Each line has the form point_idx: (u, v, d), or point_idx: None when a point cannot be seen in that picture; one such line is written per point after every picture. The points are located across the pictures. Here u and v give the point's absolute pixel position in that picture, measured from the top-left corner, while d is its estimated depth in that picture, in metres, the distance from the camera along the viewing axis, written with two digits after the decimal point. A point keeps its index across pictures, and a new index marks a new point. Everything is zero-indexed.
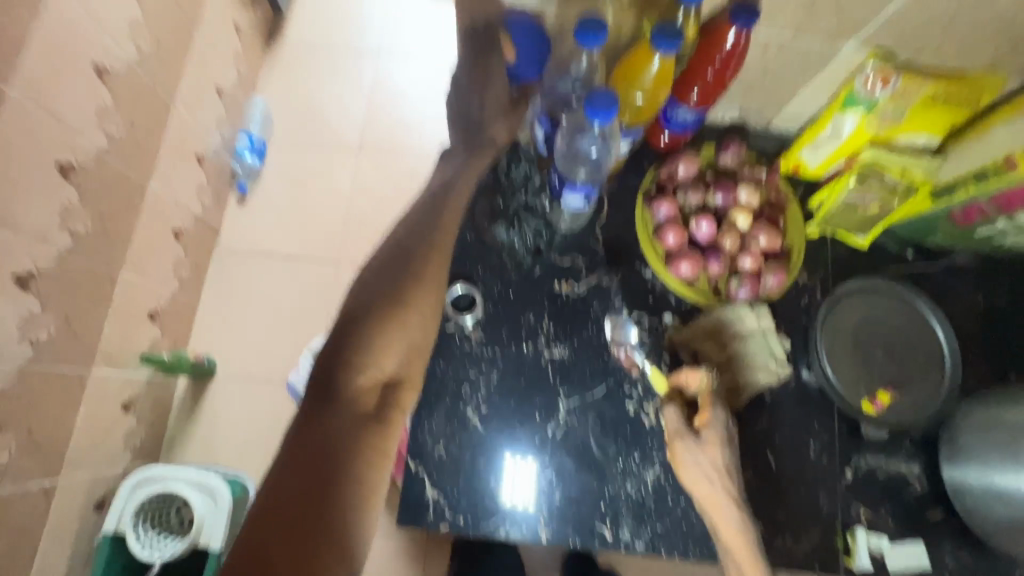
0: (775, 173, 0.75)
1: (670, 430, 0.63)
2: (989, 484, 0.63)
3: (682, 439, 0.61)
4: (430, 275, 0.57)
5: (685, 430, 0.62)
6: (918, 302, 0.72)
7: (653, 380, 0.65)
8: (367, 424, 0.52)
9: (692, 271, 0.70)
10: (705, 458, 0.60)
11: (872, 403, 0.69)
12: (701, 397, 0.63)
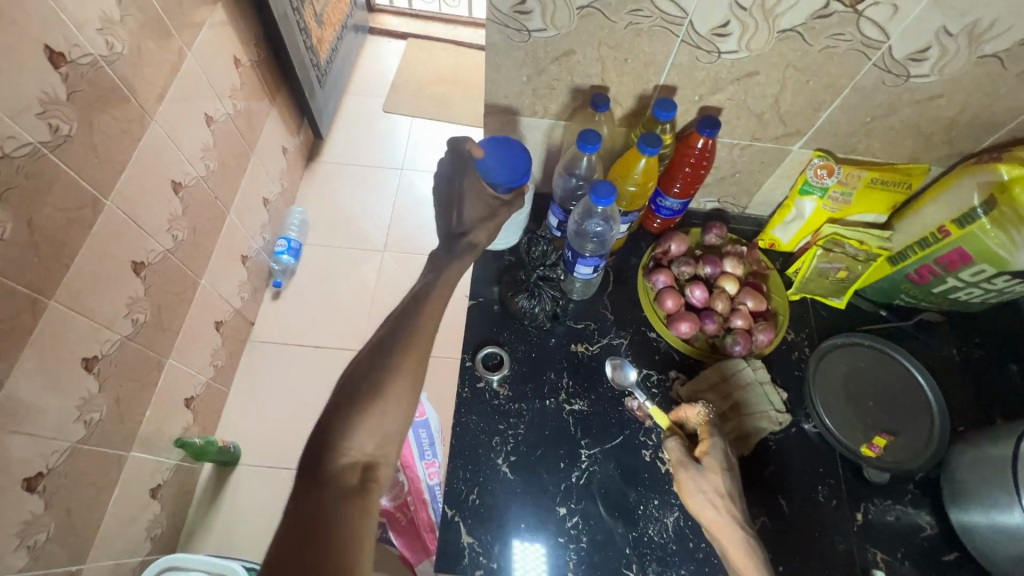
0: (754, 248, 0.88)
1: (674, 461, 0.69)
2: (994, 523, 0.66)
3: (686, 468, 0.68)
4: (412, 358, 0.56)
5: (688, 460, 0.68)
6: (896, 353, 0.81)
7: (655, 416, 0.71)
8: (353, 504, 0.48)
9: (691, 330, 0.80)
10: (708, 484, 0.67)
11: (870, 447, 0.74)
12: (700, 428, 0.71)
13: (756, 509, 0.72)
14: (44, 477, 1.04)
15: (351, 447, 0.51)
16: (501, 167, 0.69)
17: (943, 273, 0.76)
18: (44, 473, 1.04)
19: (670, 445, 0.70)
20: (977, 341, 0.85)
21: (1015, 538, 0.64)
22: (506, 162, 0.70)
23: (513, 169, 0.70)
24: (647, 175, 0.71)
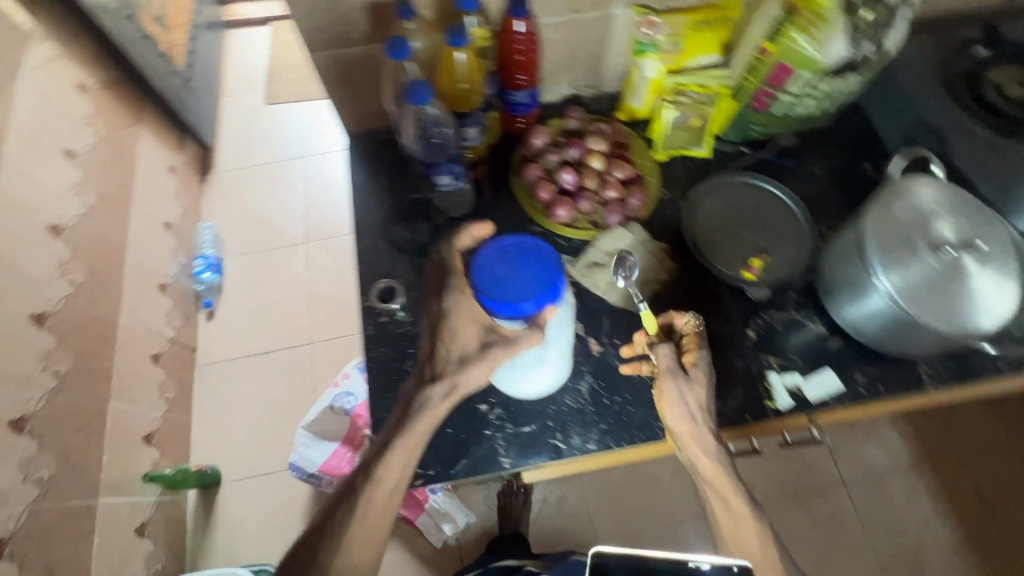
0: (614, 122, 0.91)
1: (663, 367, 0.68)
2: (859, 309, 0.74)
3: (673, 377, 0.68)
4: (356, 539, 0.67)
5: (676, 370, 0.68)
6: (757, 183, 0.87)
7: (645, 320, 0.71)
8: None
9: (568, 213, 0.83)
10: (691, 396, 0.68)
11: (748, 270, 0.80)
12: (689, 336, 0.71)
13: None
14: (8, 542, 1.03)
15: None
16: (510, 284, 0.62)
17: (775, 93, 0.81)
18: (7, 538, 1.03)
19: (659, 352, 0.69)
20: (832, 151, 0.91)
21: (878, 315, 0.71)
22: (521, 277, 0.62)
23: (523, 293, 0.62)
24: (462, 73, 0.76)
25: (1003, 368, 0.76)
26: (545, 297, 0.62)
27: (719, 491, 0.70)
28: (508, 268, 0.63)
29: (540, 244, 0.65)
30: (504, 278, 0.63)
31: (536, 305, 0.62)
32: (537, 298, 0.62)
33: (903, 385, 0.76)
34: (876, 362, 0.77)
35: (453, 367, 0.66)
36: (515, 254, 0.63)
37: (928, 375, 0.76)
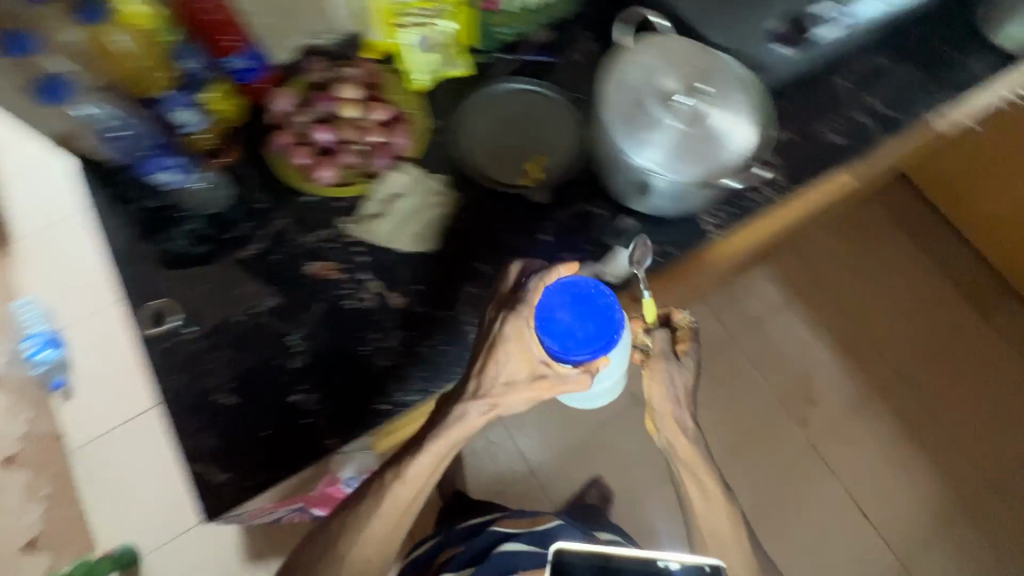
0: (360, 63, 0.85)
1: (658, 350, 0.76)
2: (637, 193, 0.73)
3: (665, 358, 0.76)
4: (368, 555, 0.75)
5: (669, 353, 0.76)
6: (518, 87, 0.85)
7: (646, 308, 0.74)
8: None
9: (334, 171, 0.79)
10: (679, 380, 0.77)
11: (525, 176, 0.80)
12: (682, 329, 0.78)
13: (463, 285, 0.76)
14: None
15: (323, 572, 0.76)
16: (578, 333, 0.64)
17: None
18: None
19: (656, 337, 0.75)
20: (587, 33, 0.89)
21: (650, 190, 0.72)
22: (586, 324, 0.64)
23: (582, 337, 0.63)
24: (135, 57, 0.72)
25: (770, 197, 0.82)
26: (602, 345, 0.63)
27: (693, 471, 0.82)
28: (570, 313, 0.65)
29: (603, 289, 0.66)
30: (565, 319, 0.64)
31: (591, 353, 0.63)
32: (593, 346, 0.63)
33: (690, 241, 0.79)
34: (663, 228, 0.80)
35: (491, 388, 0.66)
36: (573, 296, 0.65)
37: (710, 225, 0.80)
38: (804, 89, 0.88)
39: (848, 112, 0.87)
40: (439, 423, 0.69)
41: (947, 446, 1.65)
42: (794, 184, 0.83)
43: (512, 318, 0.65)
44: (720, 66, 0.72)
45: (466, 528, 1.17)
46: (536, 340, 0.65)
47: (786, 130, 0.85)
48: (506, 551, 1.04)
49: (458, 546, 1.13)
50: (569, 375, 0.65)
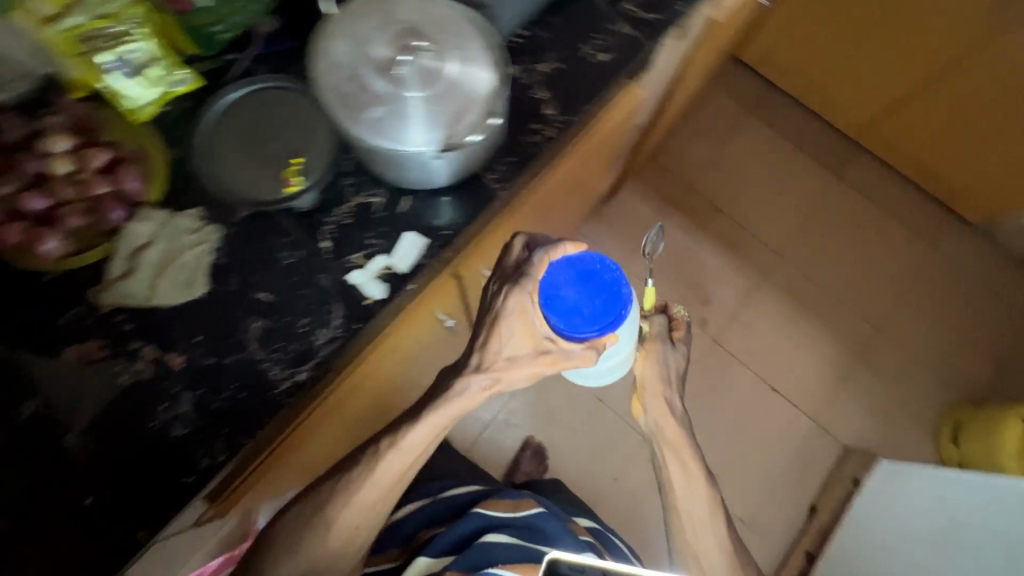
0: (61, 105, 0.71)
1: (654, 333, 0.98)
2: (401, 172, 0.69)
3: (657, 343, 0.98)
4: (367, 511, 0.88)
5: (663, 337, 0.98)
6: (257, 85, 0.75)
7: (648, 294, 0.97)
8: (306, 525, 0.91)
9: (62, 240, 0.67)
10: (666, 361, 0.98)
11: (287, 183, 0.72)
12: (675, 320, 1.03)
13: (247, 321, 0.69)
14: None
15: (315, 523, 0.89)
16: (585, 308, 0.76)
17: None
18: None
19: (654, 321, 0.99)
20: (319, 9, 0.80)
21: (408, 166, 0.67)
22: (592, 300, 0.77)
23: (587, 314, 0.76)
24: None
25: (551, 136, 0.79)
26: (607, 319, 0.77)
27: (678, 456, 1.01)
28: (575, 290, 0.78)
29: (606, 266, 0.80)
30: (571, 295, 0.77)
31: (596, 329, 0.76)
32: (597, 321, 0.77)
33: (479, 205, 0.76)
34: (449, 199, 0.75)
35: (496, 361, 0.81)
36: (580, 274, 0.78)
37: (496, 181, 0.76)
38: (564, 10, 0.83)
39: (613, 25, 0.84)
40: (439, 400, 0.83)
41: (828, 305, 1.78)
42: (573, 116, 0.80)
43: (516, 290, 0.78)
44: (440, 13, 0.65)
45: (450, 501, 1.18)
46: (543, 314, 0.78)
47: (554, 60, 0.81)
48: (485, 542, 1.05)
49: (436, 527, 1.13)
50: (571, 345, 0.78)
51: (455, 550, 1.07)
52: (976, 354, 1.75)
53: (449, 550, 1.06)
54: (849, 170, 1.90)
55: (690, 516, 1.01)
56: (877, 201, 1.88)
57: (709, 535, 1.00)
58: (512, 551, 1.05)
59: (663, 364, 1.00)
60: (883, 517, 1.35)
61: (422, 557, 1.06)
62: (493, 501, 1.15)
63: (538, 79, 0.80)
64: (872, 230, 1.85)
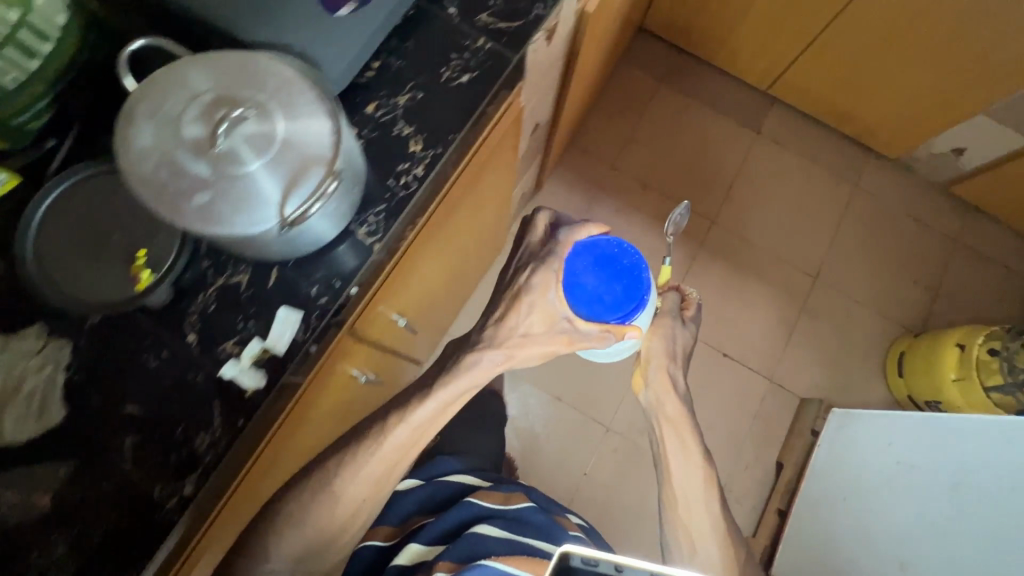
0: None
1: (666, 309, 1.07)
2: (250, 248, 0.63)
3: (668, 318, 1.06)
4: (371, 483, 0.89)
5: (674, 314, 1.08)
6: (84, 173, 0.68)
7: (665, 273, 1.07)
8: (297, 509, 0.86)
9: None
10: (674, 339, 1.07)
11: (135, 280, 0.65)
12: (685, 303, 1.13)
13: (117, 440, 0.63)
14: None
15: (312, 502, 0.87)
16: (605, 295, 0.90)
17: None
18: None
19: (668, 297, 1.08)
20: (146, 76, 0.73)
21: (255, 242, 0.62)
22: (611, 289, 0.90)
23: (605, 301, 0.90)
24: None
25: (421, 174, 0.73)
26: (624, 305, 0.88)
27: (673, 428, 1.06)
28: (594, 279, 0.91)
29: (624, 251, 0.91)
30: (589, 283, 0.91)
31: (612, 312, 0.89)
32: (613, 306, 0.89)
33: (355, 263, 0.70)
34: (321, 264, 0.69)
35: (510, 337, 0.96)
36: (599, 264, 0.91)
37: (369, 235, 0.71)
38: (415, 34, 0.78)
39: (468, 42, 0.78)
40: (458, 381, 0.95)
41: (765, 261, 1.80)
42: (441, 147, 0.74)
43: (543, 267, 0.93)
44: (259, 74, 0.59)
45: (450, 484, 1.10)
46: (565, 295, 0.92)
47: (411, 91, 0.76)
48: (481, 532, 0.95)
49: (426, 515, 1.04)
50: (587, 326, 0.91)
51: (445, 540, 0.97)
52: (911, 285, 1.80)
53: (444, 539, 0.97)
54: (766, 123, 1.90)
55: (684, 480, 1.03)
56: (797, 150, 1.89)
57: (705, 499, 1.02)
58: (502, 544, 0.95)
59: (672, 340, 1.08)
60: (837, 466, 1.39)
61: (413, 544, 0.97)
62: (486, 492, 1.06)
63: (397, 114, 0.75)
64: (796, 179, 1.87)
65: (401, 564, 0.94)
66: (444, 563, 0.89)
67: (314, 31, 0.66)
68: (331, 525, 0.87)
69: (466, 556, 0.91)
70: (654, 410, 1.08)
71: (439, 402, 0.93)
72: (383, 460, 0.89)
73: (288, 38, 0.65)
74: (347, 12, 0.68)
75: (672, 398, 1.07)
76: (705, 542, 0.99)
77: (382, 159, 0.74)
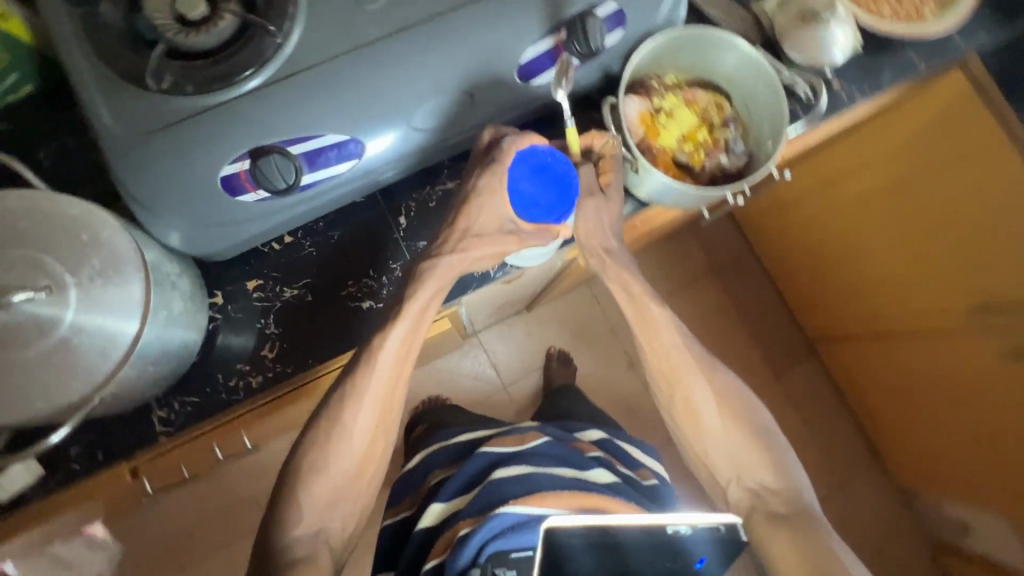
0: None
1: (586, 186, 0.67)
2: None
3: (590, 197, 0.67)
4: (371, 444, 0.66)
5: (593, 190, 0.67)
6: None
7: (570, 138, 0.64)
8: (285, 527, 0.63)
9: None
10: (604, 214, 0.67)
11: None
12: (605, 156, 0.67)
13: None
14: None
15: (292, 519, 0.63)
16: (541, 204, 0.63)
17: None
18: None
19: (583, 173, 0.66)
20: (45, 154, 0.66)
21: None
22: (549, 194, 0.62)
23: (546, 205, 0.62)
24: None
25: (254, 386, 0.64)
26: (564, 209, 0.62)
27: (629, 287, 0.72)
28: (531, 182, 0.63)
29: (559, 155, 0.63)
30: (528, 190, 0.63)
31: (554, 222, 0.63)
32: (556, 214, 0.63)
33: (128, 442, 0.62)
34: (95, 426, 0.61)
35: (463, 241, 0.64)
36: (534, 166, 0.62)
37: (161, 423, 0.62)
38: (348, 226, 0.68)
39: (396, 267, 0.68)
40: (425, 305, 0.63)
41: None
42: (294, 368, 0.65)
43: (484, 169, 0.63)
44: (87, 248, 0.51)
45: (458, 445, 0.94)
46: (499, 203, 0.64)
47: (303, 288, 0.66)
48: (495, 479, 0.77)
49: (451, 470, 0.90)
50: (534, 237, 0.64)
51: (466, 492, 0.80)
52: None
53: (465, 491, 0.81)
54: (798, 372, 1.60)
55: (645, 322, 0.74)
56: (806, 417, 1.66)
57: (668, 334, 0.74)
58: (524, 483, 0.76)
59: (602, 222, 0.68)
60: None
61: (433, 503, 0.81)
62: (495, 439, 0.89)
63: (273, 307, 0.66)
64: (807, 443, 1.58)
65: (424, 528, 0.80)
66: (464, 518, 0.74)
67: (202, 209, 0.58)
68: (336, 480, 0.64)
69: (487, 506, 0.74)
70: (604, 271, 0.70)
71: (410, 323, 0.63)
72: (367, 408, 0.64)
73: (166, 204, 0.56)
74: (253, 195, 0.59)
75: (620, 246, 0.70)
76: (693, 391, 0.74)
77: (225, 347, 0.64)
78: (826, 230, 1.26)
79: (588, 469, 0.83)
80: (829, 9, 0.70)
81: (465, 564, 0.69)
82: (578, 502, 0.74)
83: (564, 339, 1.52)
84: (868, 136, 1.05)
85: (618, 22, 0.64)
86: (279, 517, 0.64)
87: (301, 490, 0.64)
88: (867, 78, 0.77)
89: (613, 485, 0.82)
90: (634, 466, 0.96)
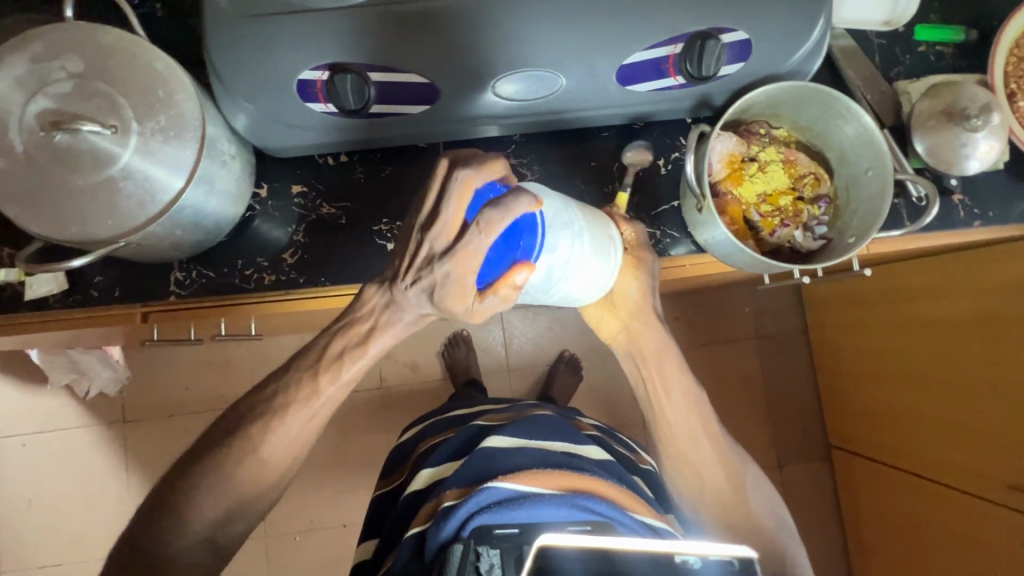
0: None
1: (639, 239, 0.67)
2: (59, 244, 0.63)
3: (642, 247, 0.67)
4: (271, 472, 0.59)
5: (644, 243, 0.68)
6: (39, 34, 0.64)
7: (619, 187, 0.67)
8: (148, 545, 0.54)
9: None
10: (653, 263, 0.68)
11: None
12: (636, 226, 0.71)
13: None
14: None
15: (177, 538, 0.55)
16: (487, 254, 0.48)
17: None
18: None
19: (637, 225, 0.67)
20: (158, 6, 0.69)
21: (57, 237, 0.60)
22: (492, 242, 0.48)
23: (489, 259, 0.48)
24: None
25: (266, 282, 0.67)
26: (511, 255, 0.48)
27: (661, 360, 0.71)
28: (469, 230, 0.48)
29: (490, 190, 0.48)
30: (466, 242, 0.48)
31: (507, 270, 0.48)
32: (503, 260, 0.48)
33: (143, 290, 0.66)
34: (122, 266, 0.66)
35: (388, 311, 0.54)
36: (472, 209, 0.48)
37: (176, 283, 0.67)
38: (402, 166, 0.70)
39: None
40: (367, 333, 0.55)
41: None
42: (306, 279, 0.68)
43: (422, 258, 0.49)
44: (159, 104, 0.54)
45: (450, 417, 0.83)
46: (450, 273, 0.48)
47: (340, 209, 0.69)
48: (489, 449, 0.63)
49: (443, 435, 0.78)
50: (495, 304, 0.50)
51: (457, 458, 0.68)
52: None
53: (454, 458, 0.69)
54: (814, 478, 1.43)
55: (662, 380, 0.71)
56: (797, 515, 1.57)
57: (682, 406, 0.70)
58: (521, 454, 0.63)
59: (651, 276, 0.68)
60: None
61: (425, 467, 0.69)
62: (488, 414, 0.78)
63: (308, 217, 0.68)
64: None
65: (412, 493, 0.67)
66: (451, 486, 0.61)
67: (276, 108, 0.59)
68: (240, 495, 0.58)
69: (478, 478, 0.61)
70: (640, 356, 0.71)
71: (368, 359, 0.57)
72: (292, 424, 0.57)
73: (240, 89, 0.58)
74: (322, 107, 0.60)
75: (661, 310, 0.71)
76: (700, 452, 0.71)
77: (255, 237, 0.68)
78: (880, 345, 1.18)
79: (579, 442, 0.68)
80: (983, 113, 0.62)
81: (446, 539, 0.56)
82: (567, 484, 0.59)
83: (582, 347, 1.41)
84: (945, 266, 0.97)
85: (742, 53, 0.59)
86: (200, 458, 0.57)
87: (224, 471, 0.56)
88: (999, 201, 0.69)
89: (608, 464, 0.66)
90: (631, 448, 0.80)
